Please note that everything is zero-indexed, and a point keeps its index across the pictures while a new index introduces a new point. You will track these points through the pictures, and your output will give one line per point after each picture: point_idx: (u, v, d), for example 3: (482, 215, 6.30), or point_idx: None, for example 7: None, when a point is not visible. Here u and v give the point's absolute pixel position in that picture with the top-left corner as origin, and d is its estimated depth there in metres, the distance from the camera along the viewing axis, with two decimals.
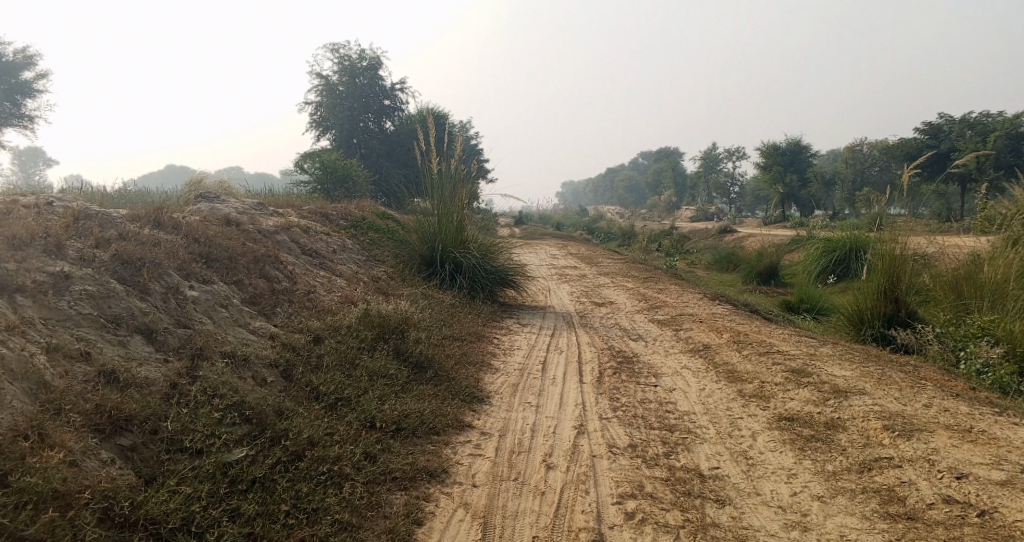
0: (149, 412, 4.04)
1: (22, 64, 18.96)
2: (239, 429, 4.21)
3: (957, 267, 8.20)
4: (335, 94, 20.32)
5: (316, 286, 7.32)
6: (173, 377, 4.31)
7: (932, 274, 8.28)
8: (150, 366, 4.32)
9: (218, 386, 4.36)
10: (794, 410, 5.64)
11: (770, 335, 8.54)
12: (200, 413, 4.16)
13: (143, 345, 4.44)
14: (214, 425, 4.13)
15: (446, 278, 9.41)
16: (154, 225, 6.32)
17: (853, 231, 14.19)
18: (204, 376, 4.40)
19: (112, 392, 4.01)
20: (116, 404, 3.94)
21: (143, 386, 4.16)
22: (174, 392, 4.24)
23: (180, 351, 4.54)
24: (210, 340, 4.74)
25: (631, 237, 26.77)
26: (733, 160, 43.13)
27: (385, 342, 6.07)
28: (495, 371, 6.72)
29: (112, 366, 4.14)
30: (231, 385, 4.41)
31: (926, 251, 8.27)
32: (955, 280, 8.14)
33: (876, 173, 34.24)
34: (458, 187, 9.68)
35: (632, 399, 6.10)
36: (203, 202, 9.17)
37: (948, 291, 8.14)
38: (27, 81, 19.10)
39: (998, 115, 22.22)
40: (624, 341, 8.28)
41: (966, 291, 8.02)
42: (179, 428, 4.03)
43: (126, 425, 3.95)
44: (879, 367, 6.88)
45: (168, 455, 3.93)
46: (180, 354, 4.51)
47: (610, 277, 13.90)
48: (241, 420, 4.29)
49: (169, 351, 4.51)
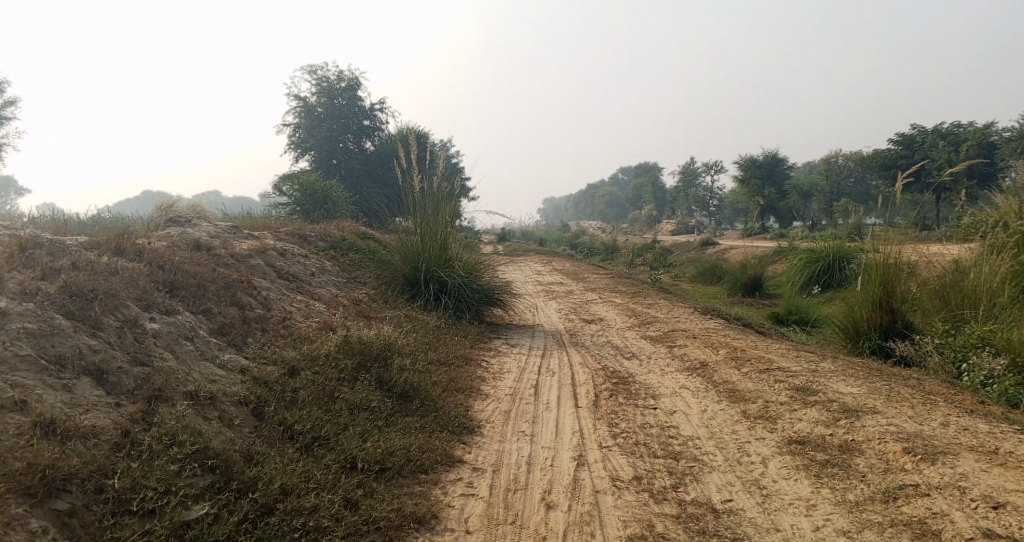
0: (92, 469, 3.61)
1: None
2: (200, 481, 3.80)
3: (942, 275, 8.01)
4: (314, 115, 19.98)
5: (292, 311, 6.91)
6: (124, 424, 3.88)
7: (918, 282, 8.07)
8: (98, 413, 3.89)
9: (177, 432, 3.93)
10: (804, 432, 5.31)
11: (768, 350, 8.23)
12: (153, 467, 3.73)
13: (92, 388, 4.01)
14: (170, 479, 3.71)
15: (431, 299, 9.02)
16: (115, 253, 5.90)
17: (835, 240, 14.03)
18: (160, 421, 3.97)
19: (51, 448, 3.57)
20: (53, 461, 3.51)
21: (87, 438, 3.73)
22: (125, 442, 3.82)
23: (134, 393, 4.11)
24: (170, 378, 4.31)
25: (614, 251, 26.56)
26: (712, 173, 43.23)
27: (367, 371, 5.66)
28: (485, 397, 6.33)
29: (51, 416, 3.70)
30: (192, 429, 3.98)
31: (911, 261, 8.09)
32: (940, 289, 7.95)
33: (852, 184, 34.42)
34: (440, 206, 9.34)
35: (632, 424, 5.74)
36: (172, 227, 8.74)
37: (936, 299, 7.95)
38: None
39: (970, 125, 22.35)
40: (618, 360, 7.92)
41: (954, 298, 7.82)
42: (128, 485, 3.61)
43: (65, 486, 3.52)
44: (885, 383, 6.57)
45: (114, 519, 3.51)
46: (133, 397, 4.08)
47: (597, 292, 13.57)
48: (203, 470, 3.87)
49: (122, 394, 4.07)
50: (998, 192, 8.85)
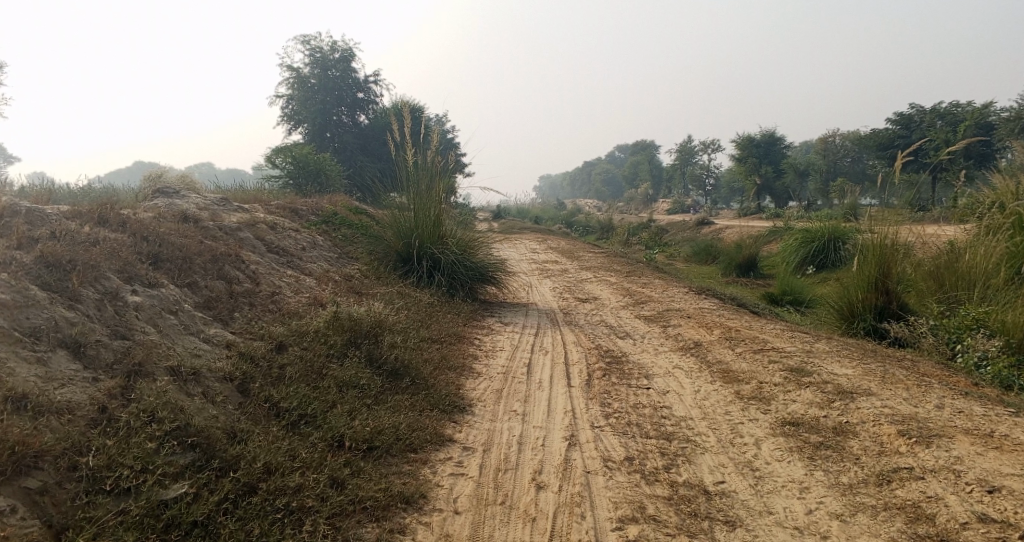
0: (66, 446, 3.52)
1: None
2: (179, 460, 3.71)
3: (937, 257, 7.93)
4: (307, 88, 19.71)
5: (282, 286, 6.80)
6: (101, 400, 3.78)
7: (913, 264, 7.97)
8: (74, 387, 3.78)
9: (156, 407, 3.84)
10: (798, 414, 5.25)
11: (763, 331, 8.16)
12: (130, 444, 3.64)
13: (69, 362, 3.90)
14: (148, 456, 3.62)
15: (423, 276, 8.91)
16: (98, 224, 5.77)
17: (831, 221, 13.95)
18: (139, 396, 3.87)
19: (23, 424, 3.48)
20: (24, 438, 3.42)
21: (61, 414, 3.63)
22: (102, 418, 3.72)
23: (112, 368, 4.01)
24: (151, 352, 4.21)
25: (610, 230, 26.44)
26: (709, 152, 43.03)
27: (356, 348, 5.57)
28: (477, 375, 6.25)
29: (23, 390, 3.60)
30: (172, 406, 3.89)
31: (907, 241, 7.97)
32: (935, 270, 7.86)
33: (849, 164, 34.28)
34: (434, 181, 9.20)
35: (624, 404, 5.67)
36: (160, 199, 8.59)
37: (930, 281, 7.84)
38: None
39: (968, 105, 22.19)
40: (611, 339, 7.85)
41: (949, 279, 7.71)
42: (104, 463, 3.53)
43: (37, 464, 3.43)
44: (880, 364, 6.51)
45: (88, 497, 3.43)
46: (112, 372, 3.98)
47: (592, 271, 13.48)
48: (184, 448, 3.79)
49: (100, 369, 3.97)
50: (996, 174, 8.78)
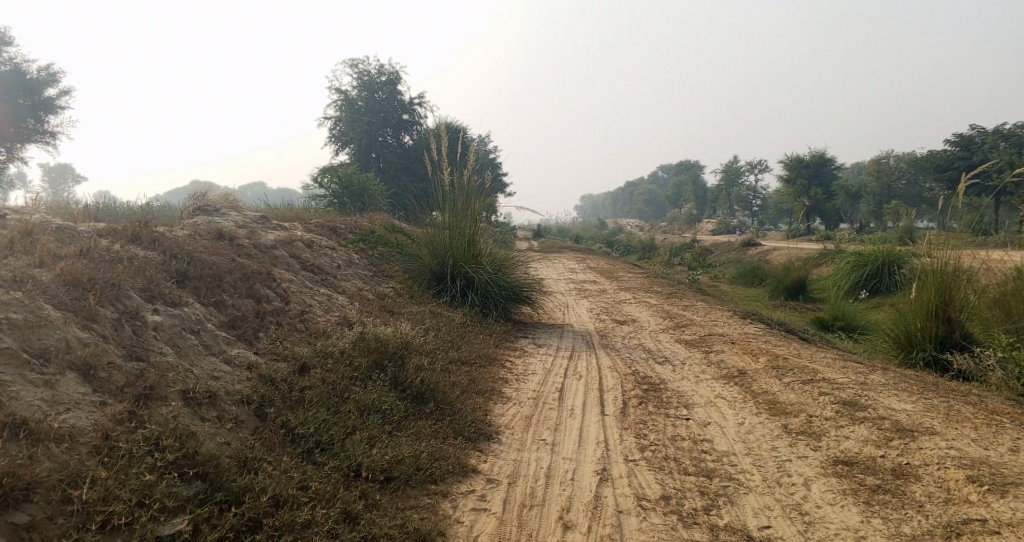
0: (59, 477, 3.39)
1: (45, 81, 18.37)
2: (181, 492, 3.56)
3: (1002, 283, 7.48)
4: (354, 109, 19.87)
5: (312, 305, 6.66)
6: (105, 426, 3.65)
7: (977, 291, 7.48)
8: (79, 412, 3.67)
9: (162, 435, 3.71)
10: (851, 452, 4.88)
11: (812, 359, 7.73)
12: (129, 476, 3.50)
13: (76, 385, 3.78)
14: (146, 489, 3.48)
15: (457, 295, 8.72)
16: (129, 241, 5.72)
17: (885, 245, 13.37)
18: (146, 423, 3.74)
19: (17, 453, 3.36)
20: (16, 469, 3.30)
21: (60, 442, 3.51)
22: (104, 446, 3.60)
23: (122, 391, 3.88)
24: (165, 375, 4.08)
25: (652, 250, 26.02)
26: (756, 173, 42.28)
27: (382, 370, 5.37)
28: (507, 400, 6.00)
29: (23, 416, 3.49)
30: (180, 434, 3.75)
31: (973, 267, 7.48)
32: (1000, 297, 7.45)
33: (903, 186, 33.23)
34: (470, 200, 9.02)
35: (662, 436, 5.37)
36: (200, 216, 8.59)
37: (994, 309, 7.41)
38: (51, 98, 18.48)
39: None
40: (650, 365, 7.52)
41: (1015, 307, 7.32)
42: (99, 496, 3.39)
43: (28, 495, 3.30)
44: (942, 399, 6.05)
45: (78, 532, 3.29)
46: (121, 396, 3.85)
47: (632, 292, 13.12)
48: (187, 480, 3.64)
49: (108, 392, 3.85)
50: None
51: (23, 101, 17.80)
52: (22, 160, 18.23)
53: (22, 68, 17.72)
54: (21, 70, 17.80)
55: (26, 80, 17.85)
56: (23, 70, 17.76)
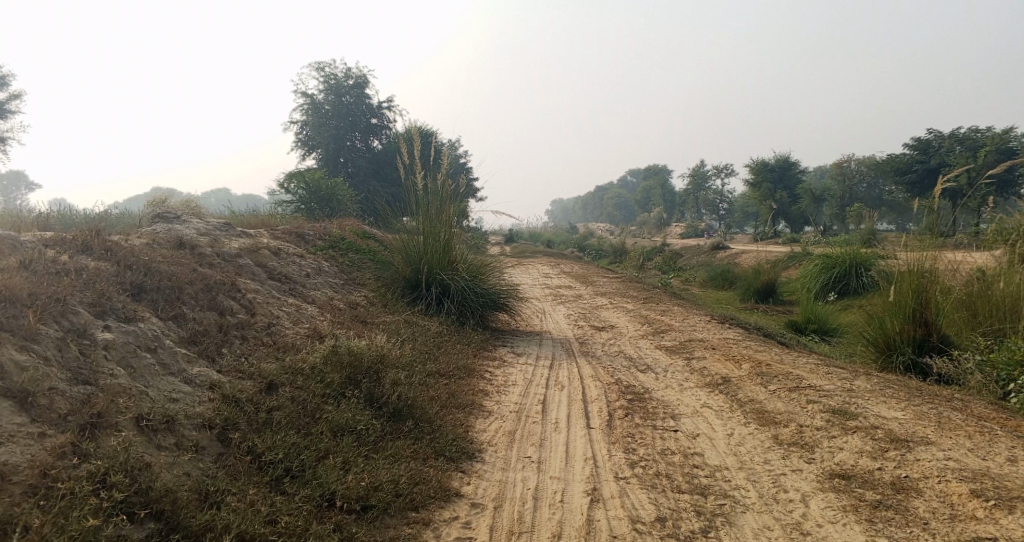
0: None
1: None
2: (132, 536, 3.25)
3: (966, 285, 7.45)
4: (321, 113, 19.49)
5: (280, 316, 6.32)
6: (43, 462, 3.31)
7: (944, 292, 7.38)
8: (13, 448, 3.32)
9: (109, 470, 3.39)
10: (847, 464, 4.71)
11: (795, 365, 7.57)
12: (69, 520, 3.16)
13: (12, 416, 3.42)
14: (90, 534, 3.15)
15: (432, 303, 8.42)
16: (80, 252, 5.33)
17: (853, 247, 13.37)
18: (92, 457, 3.42)
19: None
20: None
21: None
22: (42, 486, 3.26)
23: (65, 421, 3.54)
24: (115, 400, 3.73)
25: (622, 254, 25.98)
26: (721, 177, 42.62)
27: (356, 385, 5.05)
28: (488, 414, 5.72)
29: None
30: (129, 468, 3.44)
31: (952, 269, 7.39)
32: (966, 298, 7.39)
33: (865, 189, 33.67)
34: (444, 204, 8.76)
35: (651, 450, 5.13)
36: (160, 224, 8.18)
37: (961, 310, 7.36)
38: (2, 104, 17.78)
39: (988, 130, 21.66)
40: (632, 373, 7.29)
41: (982, 309, 7.28)
42: None
43: None
44: (932, 406, 5.91)
45: None
46: (63, 426, 3.50)
47: (608, 297, 12.91)
48: (139, 520, 3.33)
49: (49, 422, 3.49)
50: None
51: None
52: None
53: None
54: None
55: None
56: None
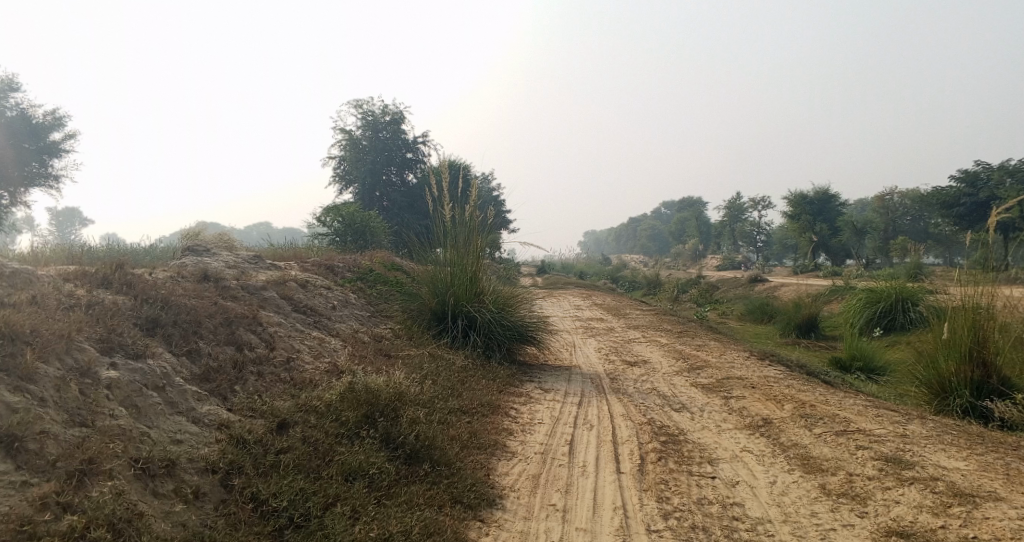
0: None
1: (51, 126, 18.08)
2: None
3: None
4: (358, 148, 19.58)
5: (300, 350, 6.12)
6: (23, 513, 3.20)
7: (1002, 330, 6.91)
8: None
9: (92, 524, 3.27)
10: (906, 522, 4.39)
11: (841, 406, 7.12)
12: None
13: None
14: None
15: (458, 336, 8.18)
16: (98, 285, 5.23)
17: (899, 282, 12.80)
18: (78, 507, 3.32)
19: None
20: None
21: None
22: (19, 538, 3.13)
23: (52, 467, 3.41)
24: (110, 444, 3.64)
25: (657, 286, 25.53)
26: (759, 209, 41.92)
27: (372, 424, 4.79)
28: (512, 455, 5.42)
29: None
30: (113, 521, 3.32)
31: (1012, 307, 6.93)
32: None
33: (908, 221, 32.72)
34: (473, 236, 8.55)
35: (686, 500, 4.77)
36: (188, 256, 8.11)
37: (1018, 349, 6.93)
38: (56, 143, 18.18)
39: None
40: (666, 412, 6.93)
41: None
42: None
43: None
44: (994, 455, 5.46)
45: None
46: (49, 474, 3.38)
47: (641, 331, 12.50)
48: None
49: (37, 468, 3.39)
50: None
51: (27, 145, 17.46)
52: (24, 203, 17.83)
53: (29, 113, 17.45)
54: (26, 114, 17.55)
55: (32, 124, 17.56)
56: (27, 114, 17.48)
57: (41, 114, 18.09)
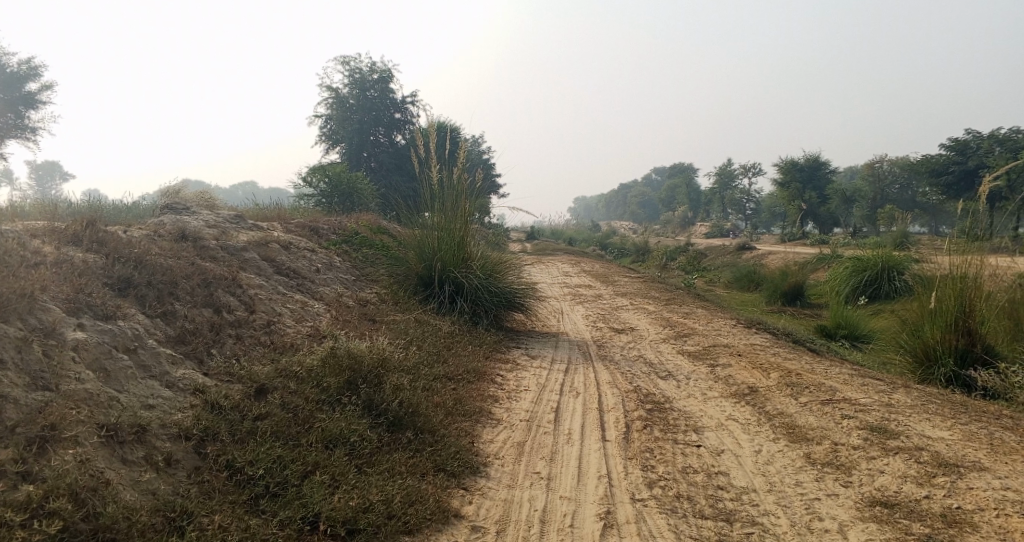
0: None
1: (27, 76, 17.58)
2: None
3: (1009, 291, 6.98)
4: (345, 107, 19.22)
5: (282, 313, 5.99)
6: None
7: (989, 299, 6.87)
8: None
9: (51, 495, 3.19)
10: (891, 492, 4.37)
11: (828, 375, 7.10)
12: None
13: None
14: None
15: (445, 302, 8.07)
16: (69, 243, 5.06)
17: (886, 250, 12.77)
18: (39, 476, 3.24)
19: None
20: None
21: None
22: None
23: (12, 433, 3.32)
24: (76, 409, 3.55)
25: (645, 253, 25.48)
26: (749, 176, 41.82)
27: (354, 390, 4.69)
28: (496, 422, 5.35)
29: None
30: (74, 491, 3.24)
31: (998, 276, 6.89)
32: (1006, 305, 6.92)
33: (896, 191, 32.70)
34: (460, 199, 8.38)
35: (671, 468, 4.72)
36: (168, 214, 7.91)
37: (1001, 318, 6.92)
38: (32, 94, 17.70)
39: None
40: (652, 380, 6.88)
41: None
42: None
43: None
44: (979, 425, 5.45)
45: None
46: (8, 440, 3.29)
47: (629, 298, 12.43)
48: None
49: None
50: None
51: (4, 97, 16.97)
52: (2, 155, 17.40)
53: (4, 62, 16.94)
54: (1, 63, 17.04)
55: (8, 74, 17.06)
56: (3, 64, 16.96)
57: (17, 64, 17.57)
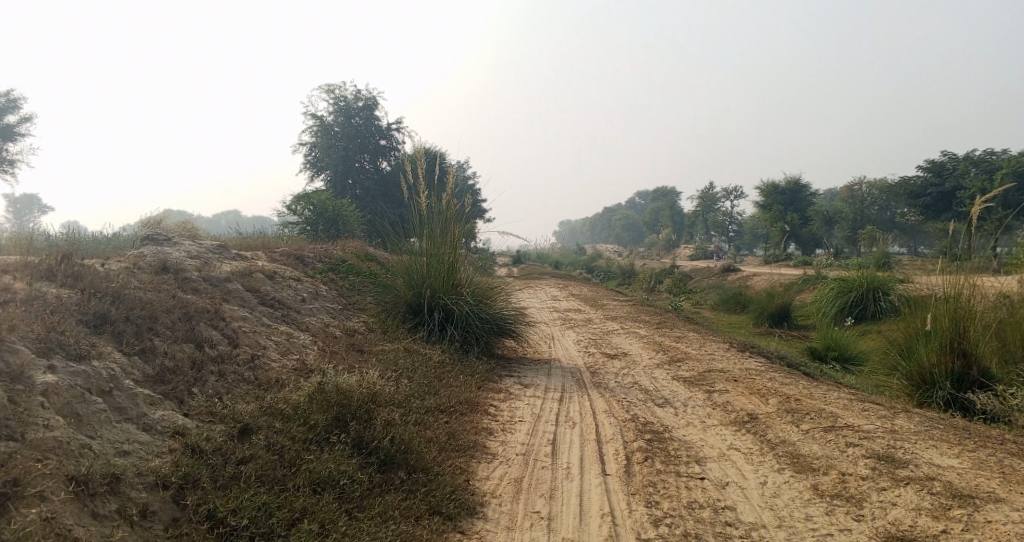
0: None
1: (4, 108, 17.29)
2: None
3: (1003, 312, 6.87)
4: (329, 135, 19.09)
5: (267, 346, 5.76)
6: None
7: (987, 320, 6.75)
8: None
9: None
10: (906, 527, 4.20)
11: (827, 400, 6.94)
12: None
13: None
14: None
15: (435, 330, 7.86)
16: (42, 279, 4.84)
17: (872, 271, 12.71)
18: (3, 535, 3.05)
19: None
20: None
21: None
22: None
23: None
24: (43, 461, 3.35)
25: (631, 276, 25.39)
26: (731, 199, 42.07)
27: (343, 428, 4.47)
28: (492, 457, 5.13)
29: None
30: None
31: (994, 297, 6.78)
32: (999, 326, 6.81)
33: (876, 211, 32.96)
34: (449, 225, 8.22)
35: (676, 503, 4.53)
36: (148, 245, 7.68)
37: (996, 339, 6.80)
38: (9, 125, 17.41)
39: (1003, 153, 21.13)
40: (649, 408, 6.69)
41: (1011, 337, 6.74)
42: None
43: None
44: (986, 452, 5.32)
45: None
46: None
47: (620, 322, 12.26)
48: None
49: None
50: None
51: None
52: None
53: None
54: None
55: None
56: None
57: None
